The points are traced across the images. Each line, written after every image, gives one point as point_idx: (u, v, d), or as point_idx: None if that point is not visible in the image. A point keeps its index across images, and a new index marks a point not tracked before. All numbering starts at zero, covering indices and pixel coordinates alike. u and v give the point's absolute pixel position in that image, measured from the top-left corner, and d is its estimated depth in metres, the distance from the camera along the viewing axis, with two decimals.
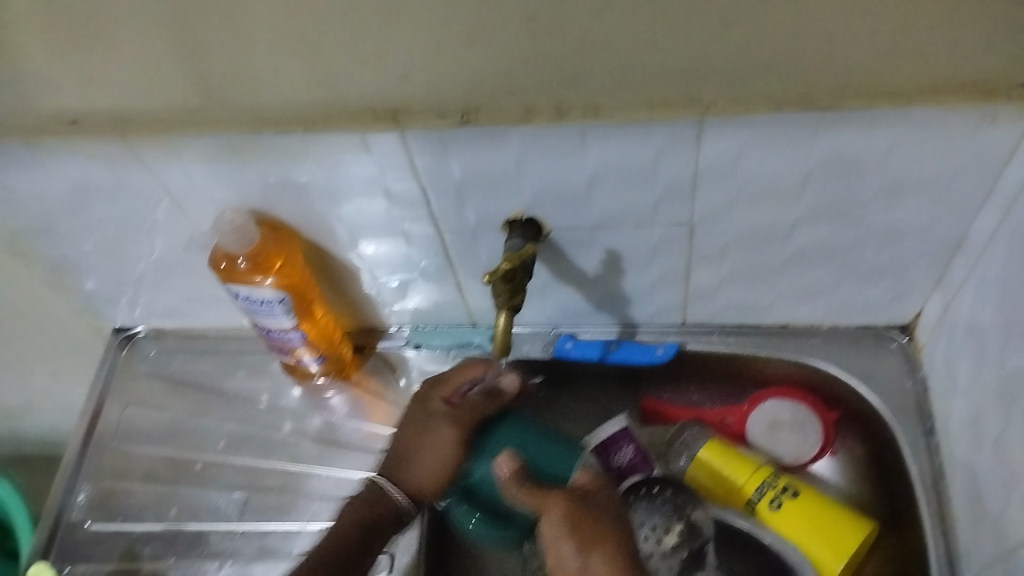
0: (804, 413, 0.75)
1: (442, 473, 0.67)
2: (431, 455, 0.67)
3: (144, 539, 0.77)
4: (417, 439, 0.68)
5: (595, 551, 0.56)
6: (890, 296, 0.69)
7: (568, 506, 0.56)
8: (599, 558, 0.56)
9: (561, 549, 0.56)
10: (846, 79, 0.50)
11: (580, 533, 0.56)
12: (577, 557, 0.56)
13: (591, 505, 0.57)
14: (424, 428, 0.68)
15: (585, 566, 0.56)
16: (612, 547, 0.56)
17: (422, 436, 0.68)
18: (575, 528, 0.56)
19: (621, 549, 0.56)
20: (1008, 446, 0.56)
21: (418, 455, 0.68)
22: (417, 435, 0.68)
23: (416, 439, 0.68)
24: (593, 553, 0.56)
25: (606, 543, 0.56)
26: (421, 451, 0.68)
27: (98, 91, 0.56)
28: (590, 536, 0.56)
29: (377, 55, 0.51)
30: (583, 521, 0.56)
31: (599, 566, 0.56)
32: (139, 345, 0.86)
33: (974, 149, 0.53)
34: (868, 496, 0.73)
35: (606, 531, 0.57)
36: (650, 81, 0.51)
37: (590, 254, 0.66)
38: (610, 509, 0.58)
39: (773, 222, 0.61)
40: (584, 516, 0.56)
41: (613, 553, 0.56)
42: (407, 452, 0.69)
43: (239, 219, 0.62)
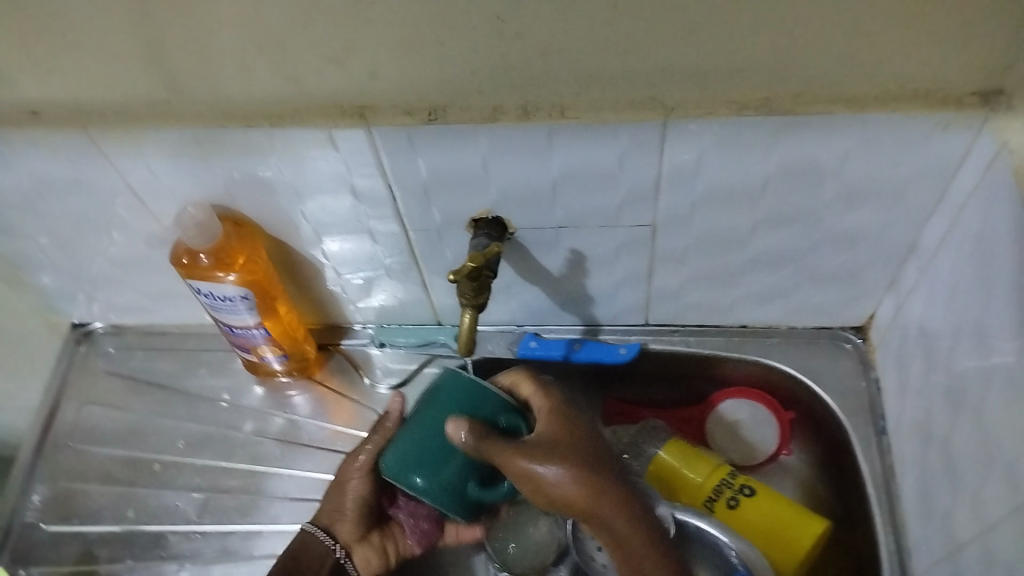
0: (762, 413, 0.78)
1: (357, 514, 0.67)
2: (350, 499, 0.67)
3: (101, 541, 0.75)
4: (337, 486, 0.68)
5: (548, 463, 0.53)
6: (845, 298, 0.71)
7: (526, 442, 0.55)
8: (559, 469, 0.53)
9: (527, 480, 0.53)
10: (804, 86, 0.52)
11: (534, 455, 0.54)
12: (545, 481, 0.53)
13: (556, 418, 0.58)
14: (342, 474, 0.68)
15: (556, 485, 0.53)
16: (570, 457, 0.54)
17: (342, 481, 0.67)
18: (530, 454, 0.54)
19: (577, 454, 0.54)
20: (957, 443, 0.58)
21: (336, 499, 0.67)
22: (338, 483, 0.67)
23: (333, 488, 0.68)
24: (552, 467, 0.53)
25: (558, 455, 0.54)
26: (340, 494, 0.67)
27: (61, 85, 0.55)
28: (542, 450, 0.54)
29: (346, 54, 0.51)
30: (539, 441, 0.55)
31: (564, 476, 0.53)
32: (96, 341, 0.84)
33: (925, 155, 0.55)
34: (821, 487, 0.77)
35: (552, 443, 0.54)
36: (615, 84, 0.52)
37: (555, 254, 0.67)
38: (549, 415, 0.58)
39: (732, 224, 0.62)
40: (541, 432, 0.56)
41: (570, 464, 0.53)
42: (330, 503, 0.67)
43: (201, 214, 0.61)
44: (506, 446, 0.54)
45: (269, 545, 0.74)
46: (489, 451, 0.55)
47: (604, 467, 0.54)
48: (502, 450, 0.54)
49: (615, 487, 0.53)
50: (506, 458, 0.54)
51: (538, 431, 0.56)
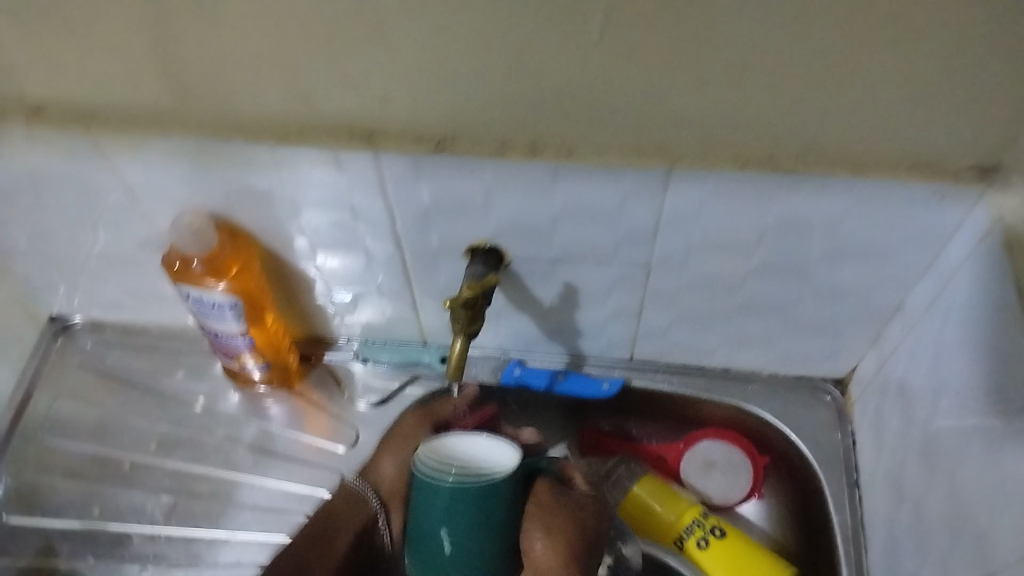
0: (737, 457, 0.78)
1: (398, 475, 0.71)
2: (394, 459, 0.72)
3: (64, 537, 0.75)
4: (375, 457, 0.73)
5: (558, 528, 0.62)
6: (828, 350, 0.72)
7: (565, 511, 0.63)
8: (558, 548, 0.61)
9: (528, 533, 0.61)
10: (809, 146, 0.52)
11: (556, 519, 0.62)
12: (549, 539, 0.61)
13: (591, 511, 0.65)
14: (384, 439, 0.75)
15: (546, 554, 0.60)
16: (574, 545, 0.62)
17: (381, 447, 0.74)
18: (552, 514, 0.62)
19: (579, 550, 0.62)
20: (927, 505, 0.59)
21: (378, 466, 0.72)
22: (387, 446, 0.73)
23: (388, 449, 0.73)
24: (561, 536, 0.61)
25: (563, 540, 0.61)
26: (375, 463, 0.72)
27: (65, 82, 0.54)
28: (563, 528, 0.62)
29: (360, 78, 0.51)
30: (571, 520, 0.63)
31: (562, 552, 0.61)
32: (75, 336, 0.82)
33: (920, 222, 0.56)
34: (787, 534, 0.78)
35: (576, 528, 0.63)
36: (625, 130, 0.53)
37: (548, 286, 0.67)
38: (596, 502, 0.66)
39: (725, 271, 0.63)
40: (578, 515, 0.63)
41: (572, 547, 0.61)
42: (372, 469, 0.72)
43: (197, 221, 0.60)
44: (546, 497, 0.63)
45: (236, 553, 0.74)
46: (538, 490, 0.63)
47: (584, 570, 0.61)
48: (545, 497, 0.63)
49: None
50: (542, 502, 0.63)
51: (574, 510, 0.64)
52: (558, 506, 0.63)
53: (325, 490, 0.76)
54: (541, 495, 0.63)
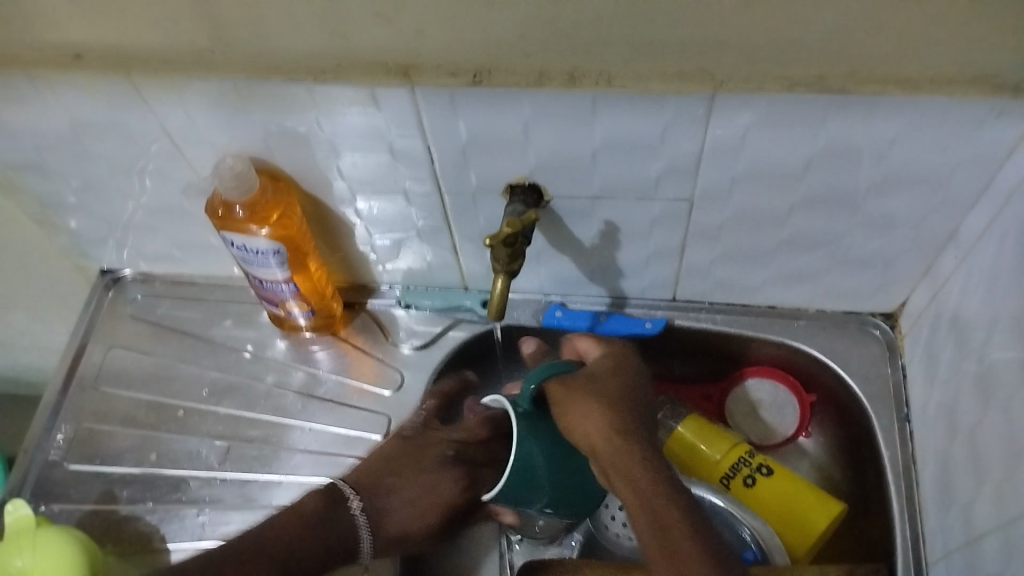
0: (783, 394, 0.79)
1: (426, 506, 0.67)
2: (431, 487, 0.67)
3: (123, 482, 0.76)
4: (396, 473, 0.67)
5: (584, 406, 0.58)
6: (876, 283, 0.70)
7: (583, 391, 0.59)
8: (593, 419, 0.57)
9: (566, 423, 0.59)
10: (857, 64, 0.51)
11: (576, 402, 0.59)
12: (580, 417, 0.58)
13: (612, 374, 0.62)
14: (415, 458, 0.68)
15: (588, 430, 0.58)
16: (609, 413, 0.58)
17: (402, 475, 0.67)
18: (573, 398, 0.59)
19: (616, 415, 0.58)
20: (983, 434, 0.58)
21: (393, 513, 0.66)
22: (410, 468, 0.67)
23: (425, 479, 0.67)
24: (591, 410, 0.58)
25: (598, 410, 0.58)
26: (394, 492, 0.66)
27: (102, 28, 0.55)
28: (587, 403, 0.58)
29: (393, 9, 0.50)
30: (592, 393, 0.59)
31: (597, 423, 0.57)
32: (125, 287, 0.85)
33: (975, 142, 0.54)
34: (835, 470, 0.78)
35: (598, 398, 0.59)
36: (665, 54, 0.51)
37: (588, 224, 0.66)
38: (606, 368, 0.62)
39: (770, 203, 0.62)
40: (596, 389, 0.59)
41: (601, 414, 0.57)
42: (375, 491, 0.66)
43: (238, 165, 0.61)
44: (559, 390, 0.60)
45: (288, 495, 0.75)
46: (550, 390, 0.60)
47: (630, 429, 0.58)
48: (558, 390, 0.60)
49: (644, 457, 0.56)
50: (559, 396, 0.60)
51: (594, 382, 0.60)
52: (574, 390, 0.59)
53: (373, 432, 0.77)
54: (563, 390, 0.60)
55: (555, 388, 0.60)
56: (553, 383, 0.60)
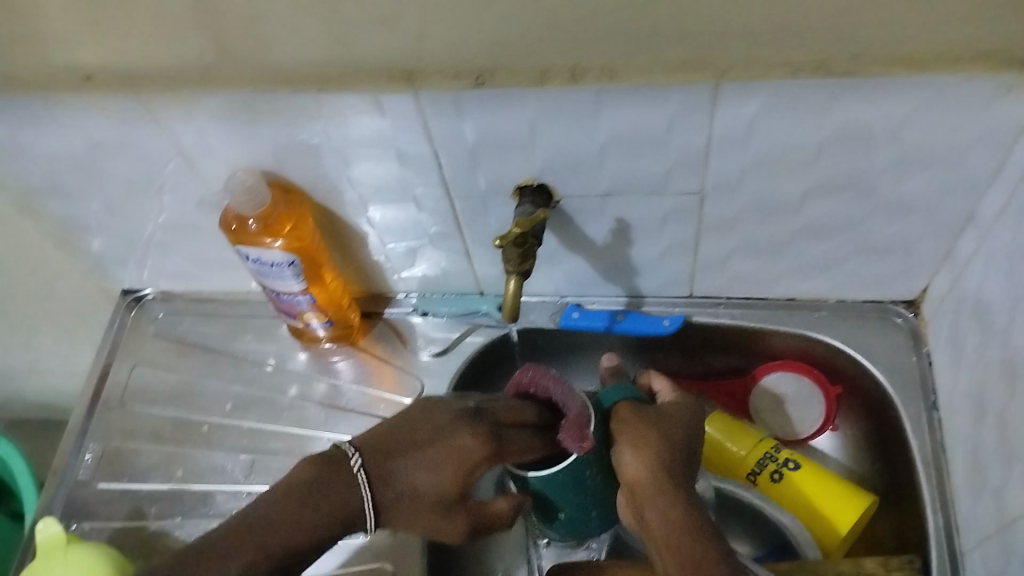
0: (807, 388, 0.77)
1: (427, 500, 0.56)
2: (437, 462, 0.56)
3: (150, 499, 0.77)
4: (406, 447, 0.56)
5: (641, 437, 0.58)
6: (896, 269, 0.69)
7: (644, 416, 0.60)
8: (647, 451, 0.57)
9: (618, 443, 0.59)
10: (862, 47, 0.50)
11: (639, 432, 0.58)
12: (632, 446, 0.58)
13: (680, 423, 0.61)
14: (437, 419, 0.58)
15: (636, 459, 0.58)
16: (666, 448, 0.58)
17: (415, 448, 0.56)
18: (631, 425, 0.59)
19: (672, 455, 0.58)
20: (1011, 416, 0.56)
21: (410, 474, 0.55)
22: (451, 464, 0.56)
23: (444, 464, 0.56)
24: (648, 442, 0.58)
25: (656, 445, 0.58)
26: (407, 484, 0.55)
27: (112, 49, 0.56)
28: (646, 436, 0.58)
29: (392, 14, 0.51)
30: (654, 430, 0.59)
31: (646, 456, 0.57)
32: (147, 306, 0.87)
33: (987, 118, 0.53)
34: (862, 462, 0.77)
35: (660, 434, 0.59)
36: (666, 46, 0.51)
37: (600, 223, 0.66)
38: (675, 413, 0.62)
39: (782, 192, 0.61)
40: (660, 428, 0.59)
41: (659, 453, 0.57)
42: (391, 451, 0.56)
43: (251, 179, 0.61)
44: (627, 413, 0.60)
45: None
46: (619, 410, 0.60)
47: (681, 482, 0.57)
48: (624, 413, 0.60)
49: (686, 501, 0.56)
50: (622, 419, 0.60)
51: (659, 423, 0.60)
52: (637, 418, 0.60)
53: None
54: (635, 419, 0.59)
55: (628, 413, 0.60)
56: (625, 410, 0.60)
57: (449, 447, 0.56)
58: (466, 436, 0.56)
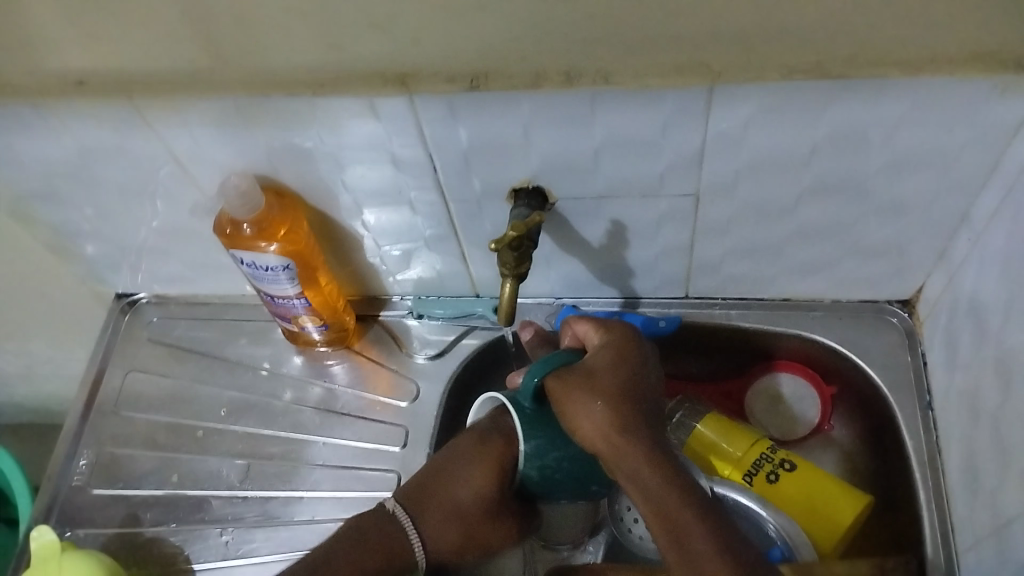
0: (802, 387, 0.78)
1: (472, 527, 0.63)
2: (473, 484, 0.63)
3: (146, 505, 0.77)
4: (438, 498, 0.63)
5: (582, 404, 0.55)
6: (892, 269, 0.70)
7: (577, 380, 0.56)
8: (590, 414, 0.54)
9: (566, 417, 0.56)
10: (856, 49, 0.50)
11: (577, 400, 0.55)
12: (578, 416, 0.55)
13: (620, 367, 0.57)
14: (454, 456, 0.64)
15: (587, 426, 0.55)
16: (609, 402, 0.54)
17: (444, 491, 0.63)
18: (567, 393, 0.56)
19: (617, 407, 0.54)
20: (1005, 418, 0.56)
21: (446, 513, 0.63)
22: (482, 480, 0.63)
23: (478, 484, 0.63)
24: (587, 402, 0.55)
25: (598, 403, 0.54)
26: (449, 517, 0.63)
27: (103, 53, 0.55)
28: (583, 400, 0.55)
29: (385, 17, 0.50)
30: (589, 388, 0.55)
31: (595, 421, 0.54)
32: (140, 311, 0.86)
33: (981, 120, 0.53)
34: (859, 462, 0.77)
35: (598, 391, 0.55)
36: (661, 49, 0.51)
37: (595, 225, 0.66)
38: (609, 359, 0.58)
39: (777, 193, 0.61)
40: (594, 382, 0.56)
41: (603, 413, 0.54)
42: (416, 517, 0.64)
43: (244, 183, 0.61)
44: (557, 385, 0.57)
45: (309, 510, 0.75)
46: (550, 385, 0.57)
47: (638, 429, 0.54)
48: (556, 386, 0.57)
49: (647, 451, 0.53)
50: (555, 390, 0.57)
51: (592, 376, 0.56)
52: (568, 385, 0.56)
53: (391, 443, 0.77)
54: (568, 388, 0.56)
55: (558, 384, 0.57)
56: (556, 382, 0.57)
57: (478, 475, 0.63)
58: (493, 451, 0.63)
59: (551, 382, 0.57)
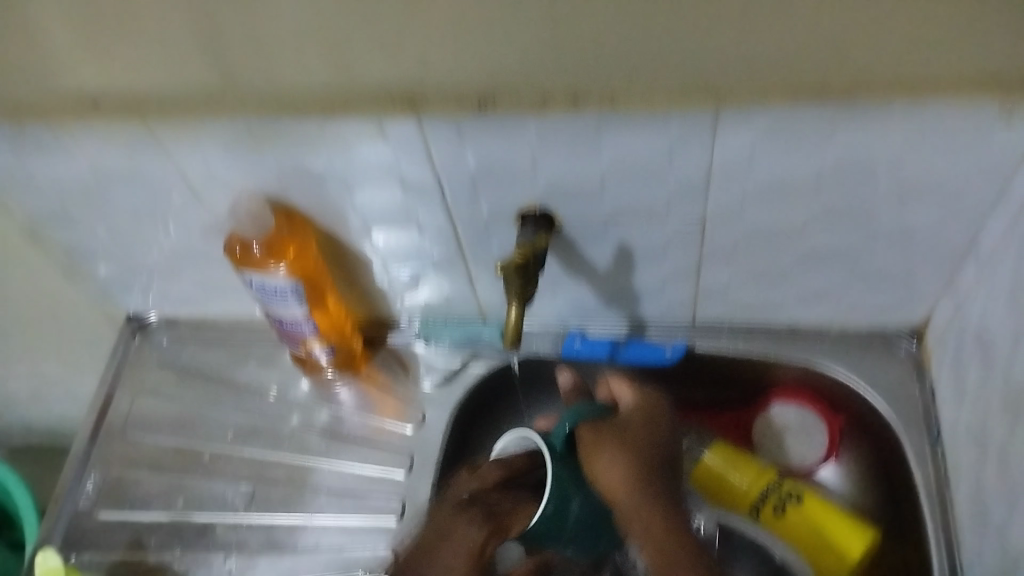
0: (809, 419, 0.77)
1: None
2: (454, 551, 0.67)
3: (150, 529, 0.76)
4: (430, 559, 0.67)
5: (608, 453, 0.61)
6: (899, 298, 0.69)
7: (606, 429, 0.63)
8: (615, 466, 0.60)
9: (592, 466, 0.61)
10: (859, 75, 0.50)
11: (604, 451, 0.61)
12: (602, 469, 0.60)
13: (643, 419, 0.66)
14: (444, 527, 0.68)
15: (608, 479, 0.60)
16: (631, 461, 0.61)
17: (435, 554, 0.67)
18: (598, 447, 0.62)
19: (637, 469, 0.61)
20: (1015, 447, 0.56)
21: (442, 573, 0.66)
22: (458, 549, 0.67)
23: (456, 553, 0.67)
24: (613, 452, 0.61)
25: (624, 460, 0.61)
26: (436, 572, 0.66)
27: (120, 76, 0.57)
28: (612, 452, 0.61)
29: (394, 42, 0.51)
30: (615, 435, 0.63)
31: (616, 475, 0.60)
32: (151, 334, 0.87)
33: (984, 146, 0.53)
34: (866, 499, 0.75)
35: (623, 450, 0.61)
36: (666, 75, 0.52)
37: (602, 250, 0.66)
38: (636, 416, 0.66)
39: (783, 219, 0.61)
40: (621, 437, 0.63)
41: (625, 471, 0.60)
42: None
43: (253, 206, 0.63)
44: (589, 434, 0.63)
45: (314, 536, 0.74)
46: (582, 432, 0.63)
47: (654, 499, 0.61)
48: (587, 434, 0.63)
49: (658, 515, 0.60)
50: (587, 441, 0.62)
51: (618, 428, 0.64)
52: (599, 435, 0.63)
53: (397, 470, 0.76)
54: (596, 436, 0.63)
55: (589, 431, 0.63)
56: (587, 428, 0.63)
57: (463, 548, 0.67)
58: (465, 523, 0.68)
59: (583, 430, 0.63)
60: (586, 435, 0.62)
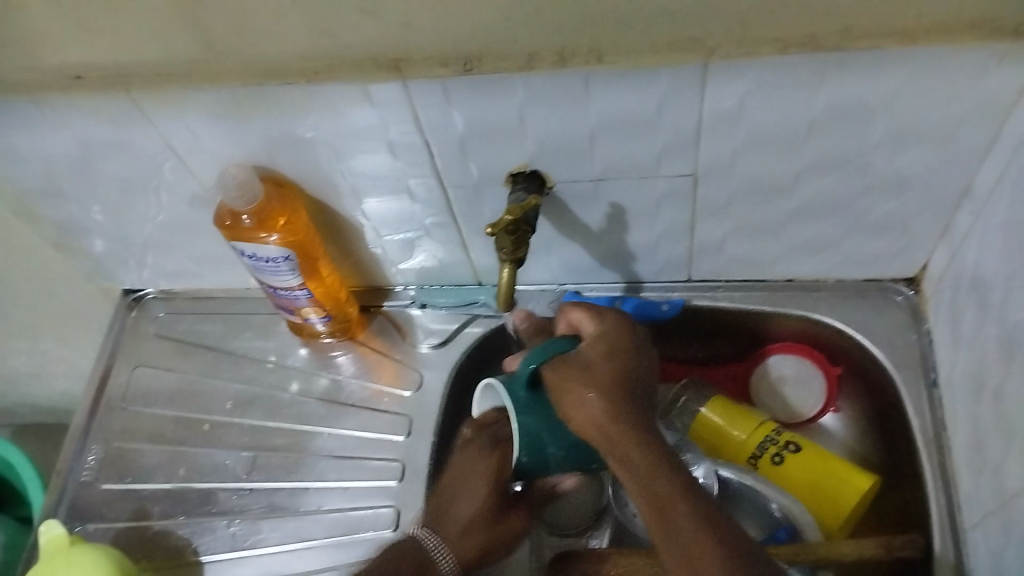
0: (808, 369, 0.76)
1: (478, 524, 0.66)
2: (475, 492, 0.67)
3: (154, 499, 0.77)
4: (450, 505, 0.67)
5: (580, 394, 0.54)
6: (894, 247, 0.69)
7: (572, 367, 0.56)
8: (587, 404, 0.53)
9: (562, 407, 0.55)
10: (850, 21, 0.50)
11: (573, 391, 0.54)
12: (575, 407, 0.54)
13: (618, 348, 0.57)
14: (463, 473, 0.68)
15: (583, 417, 0.54)
16: (607, 393, 0.54)
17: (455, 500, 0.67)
18: (567, 386, 0.55)
19: (615, 400, 0.53)
20: (1009, 392, 0.56)
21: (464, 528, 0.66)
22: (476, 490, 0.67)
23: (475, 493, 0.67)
24: (584, 397, 0.53)
25: (597, 394, 0.53)
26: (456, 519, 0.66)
27: (99, 47, 0.56)
28: (582, 390, 0.54)
29: (376, 2, 0.50)
30: (585, 379, 0.54)
31: (592, 414, 0.53)
32: (147, 306, 0.87)
33: (978, 91, 0.53)
34: (866, 445, 0.76)
35: (595, 385, 0.54)
36: (653, 28, 0.51)
37: (594, 208, 0.66)
38: (602, 347, 0.57)
39: (776, 171, 0.61)
40: (590, 374, 0.55)
41: (601, 407, 0.53)
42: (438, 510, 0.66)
43: (241, 174, 0.61)
44: (553, 375, 0.56)
45: (316, 500, 0.75)
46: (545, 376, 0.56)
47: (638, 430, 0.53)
48: (553, 376, 0.56)
49: (647, 446, 0.52)
50: (554, 383, 0.55)
51: (588, 368, 0.55)
52: (566, 374, 0.55)
53: (394, 434, 0.77)
54: (565, 376, 0.55)
55: (556, 373, 0.56)
56: (554, 370, 0.56)
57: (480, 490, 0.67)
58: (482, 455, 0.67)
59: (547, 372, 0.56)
60: (552, 372, 0.56)
